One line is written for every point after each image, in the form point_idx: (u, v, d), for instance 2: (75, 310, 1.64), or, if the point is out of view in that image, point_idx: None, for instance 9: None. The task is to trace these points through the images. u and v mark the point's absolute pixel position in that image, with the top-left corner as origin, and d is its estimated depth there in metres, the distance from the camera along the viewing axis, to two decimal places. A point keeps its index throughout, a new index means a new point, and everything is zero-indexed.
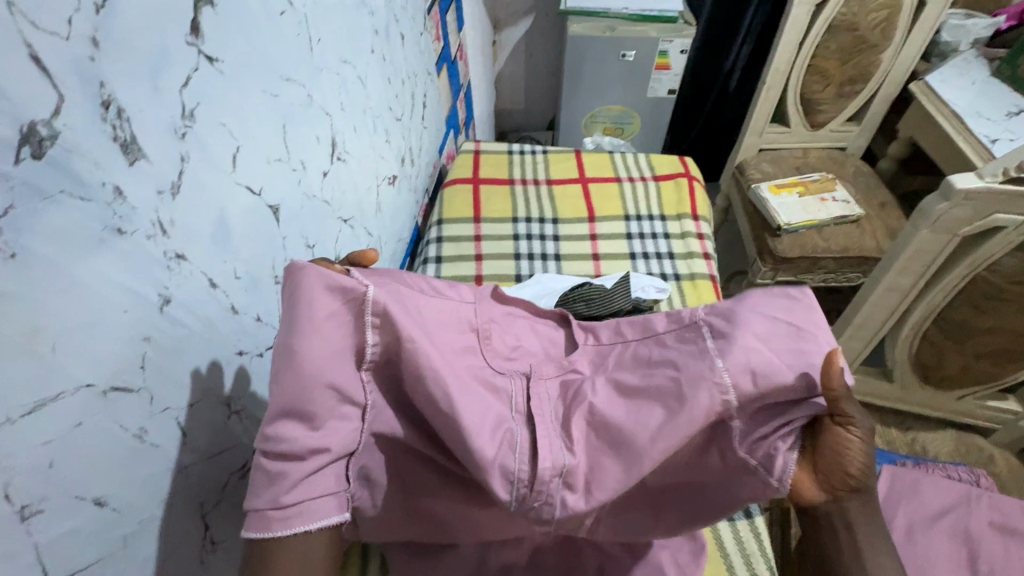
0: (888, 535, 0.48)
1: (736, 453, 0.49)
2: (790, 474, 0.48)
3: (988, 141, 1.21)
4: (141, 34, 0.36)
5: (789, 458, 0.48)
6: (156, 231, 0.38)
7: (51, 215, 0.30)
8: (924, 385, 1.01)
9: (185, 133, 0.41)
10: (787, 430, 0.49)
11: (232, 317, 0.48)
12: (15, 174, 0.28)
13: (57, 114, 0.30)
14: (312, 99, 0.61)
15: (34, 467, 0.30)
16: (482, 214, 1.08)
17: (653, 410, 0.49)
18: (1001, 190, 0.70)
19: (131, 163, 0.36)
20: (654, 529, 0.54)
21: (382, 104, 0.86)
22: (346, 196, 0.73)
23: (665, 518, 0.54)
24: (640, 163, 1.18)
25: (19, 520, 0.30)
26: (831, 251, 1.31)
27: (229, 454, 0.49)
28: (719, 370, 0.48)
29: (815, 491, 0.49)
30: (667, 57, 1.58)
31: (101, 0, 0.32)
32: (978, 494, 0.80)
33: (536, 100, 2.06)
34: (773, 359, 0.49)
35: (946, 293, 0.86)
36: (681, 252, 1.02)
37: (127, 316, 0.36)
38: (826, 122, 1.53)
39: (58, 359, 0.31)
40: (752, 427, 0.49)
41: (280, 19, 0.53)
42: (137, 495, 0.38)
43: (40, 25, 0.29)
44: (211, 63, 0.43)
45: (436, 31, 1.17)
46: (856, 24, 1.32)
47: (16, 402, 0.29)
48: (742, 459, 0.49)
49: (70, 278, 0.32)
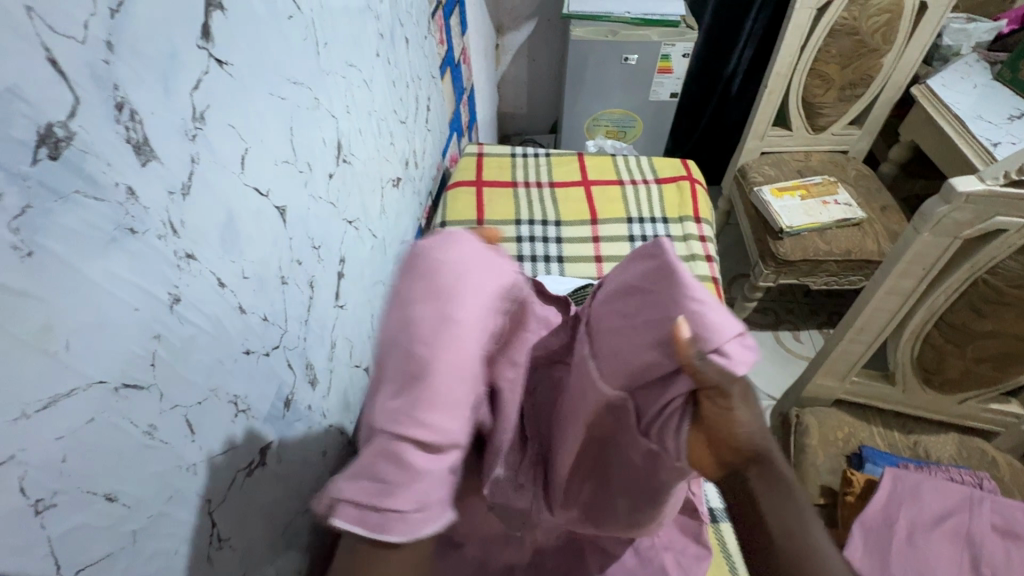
0: (795, 496, 0.46)
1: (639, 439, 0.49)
2: (682, 452, 0.48)
3: (990, 144, 1.21)
4: (154, 38, 0.37)
5: (680, 439, 0.47)
6: (166, 231, 0.39)
7: (66, 214, 0.31)
8: (925, 389, 1.02)
9: (195, 135, 0.41)
10: (672, 416, 0.47)
11: (240, 316, 0.48)
12: (32, 175, 0.29)
13: (73, 116, 0.31)
14: (319, 101, 0.62)
15: (48, 463, 0.31)
16: (484, 216, 1.08)
17: (574, 407, 0.52)
18: (1003, 193, 0.71)
19: (143, 164, 0.36)
20: (612, 507, 0.58)
21: (386, 107, 0.87)
22: (352, 198, 0.74)
23: (618, 499, 0.56)
24: (642, 166, 1.19)
25: (32, 514, 0.30)
26: (833, 254, 1.31)
27: (235, 452, 0.49)
28: (593, 369, 0.50)
29: (708, 458, 0.49)
30: (669, 60, 1.59)
31: (116, 5, 0.33)
32: (980, 497, 0.80)
33: (539, 103, 2.07)
34: (634, 350, 0.47)
35: (948, 296, 0.86)
36: (683, 254, 1.03)
37: (138, 314, 0.37)
38: (828, 126, 1.53)
39: (72, 357, 0.32)
40: (645, 416, 0.49)
41: (288, 23, 0.54)
42: (146, 491, 0.38)
43: (58, 29, 0.30)
44: (221, 67, 0.44)
45: (440, 35, 1.18)
46: (857, 29, 1.32)
47: (31, 397, 0.29)
48: (645, 446, 0.50)
49: (85, 277, 0.32)
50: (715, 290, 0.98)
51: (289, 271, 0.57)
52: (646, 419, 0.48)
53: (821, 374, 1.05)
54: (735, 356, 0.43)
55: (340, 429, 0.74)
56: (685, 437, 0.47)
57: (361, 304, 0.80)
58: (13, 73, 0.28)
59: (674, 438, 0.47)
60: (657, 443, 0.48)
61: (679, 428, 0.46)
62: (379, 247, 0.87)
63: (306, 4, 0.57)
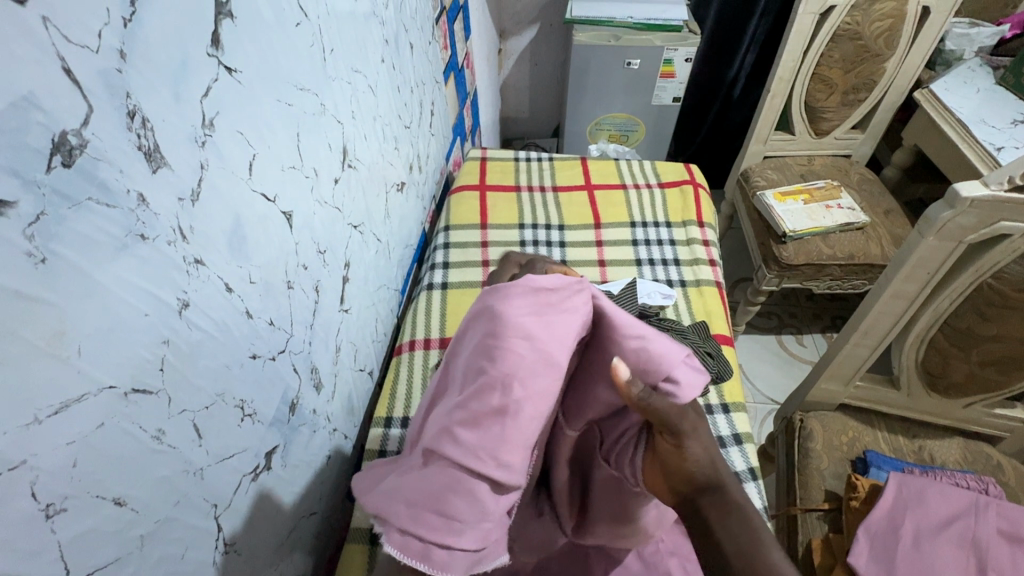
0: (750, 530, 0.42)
1: (604, 469, 0.54)
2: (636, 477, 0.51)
3: (993, 149, 1.21)
4: (165, 47, 0.37)
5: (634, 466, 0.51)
6: (176, 237, 0.39)
7: (79, 220, 0.31)
8: (930, 393, 1.01)
9: (205, 141, 0.42)
10: (626, 445, 0.52)
11: (247, 320, 0.49)
12: (46, 182, 0.29)
13: (86, 124, 0.31)
14: (325, 107, 0.62)
15: (59, 467, 0.31)
16: (488, 221, 1.09)
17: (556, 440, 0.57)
18: (1008, 198, 0.70)
19: (153, 170, 0.37)
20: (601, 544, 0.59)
21: (391, 112, 0.87)
22: (357, 203, 0.74)
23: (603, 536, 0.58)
24: (645, 171, 1.19)
25: (44, 518, 0.30)
26: (837, 258, 1.31)
27: (241, 457, 0.49)
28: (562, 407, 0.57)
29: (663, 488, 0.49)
30: (672, 65, 1.59)
31: (129, 14, 0.34)
32: (986, 502, 0.79)
33: (541, 108, 2.08)
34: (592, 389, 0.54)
35: (952, 300, 0.86)
36: (686, 258, 1.03)
37: (147, 319, 0.37)
38: (831, 129, 1.53)
39: (82, 362, 0.32)
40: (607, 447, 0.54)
41: (295, 30, 0.54)
42: (154, 496, 0.39)
43: (72, 38, 0.30)
44: (230, 74, 0.44)
45: (444, 40, 1.18)
46: (860, 33, 1.33)
47: (42, 402, 0.30)
48: (609, 472, 0.54)
49: (96, 282, 0.33)
50: (719, 295, 0.98)
51: (296, 276, 0.57)
52: (607, 444, 0.54)
53: (825, 378, 1.05)
54: (686, 379, 0.48)
55: (344, 433, 0.74)
56: (638, 464, 0.51)
57: (365, 308, 0.81)
58: (28, 81, 0.28)
59: (630, 465, 0.51)
60: (617, 468, 0.53)
61: (634, 455, 0.51)
62: (383, 252, 0.87)
63: (313, 12, 0.58)
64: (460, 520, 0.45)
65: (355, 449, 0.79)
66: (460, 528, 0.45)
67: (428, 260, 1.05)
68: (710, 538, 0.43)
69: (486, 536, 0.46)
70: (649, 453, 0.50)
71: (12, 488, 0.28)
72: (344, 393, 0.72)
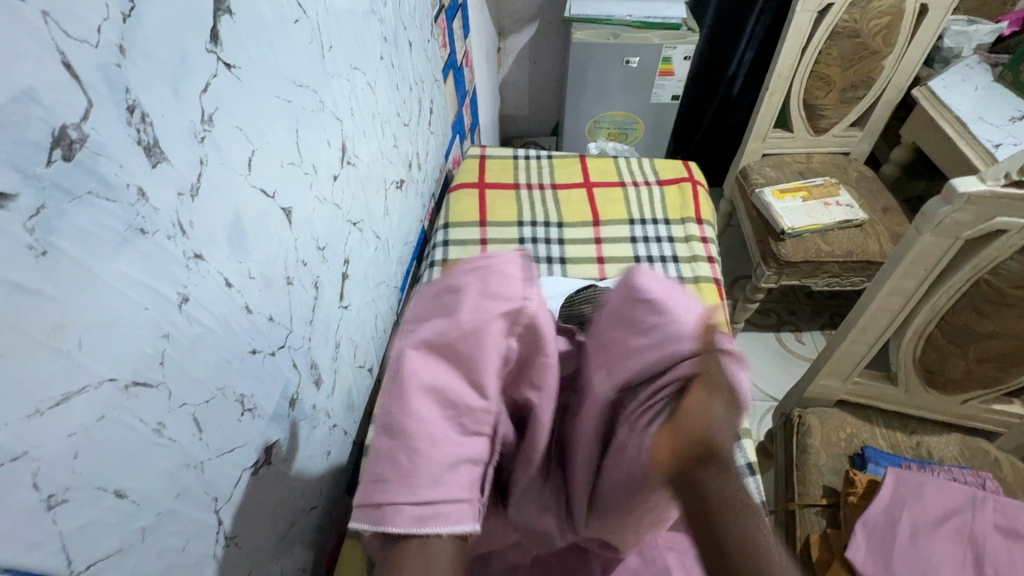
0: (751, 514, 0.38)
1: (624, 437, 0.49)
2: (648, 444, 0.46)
3: (991, 146, 1.21)
4: (165, 43, 0.37)
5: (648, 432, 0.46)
6: (175, 231, 0.39)
7: (79, 214, 0.32)
8: (928, 389, 1.02)
9: (204, 137, 0.42)
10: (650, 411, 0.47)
11: (247, 316, 0.49)
12: (47, 176, 0.29)
13: (86, 118, 0.32)
14: (324, 104, 0.63)
15: (61, 458, 0.31)
16: (487, 218, 1.09)
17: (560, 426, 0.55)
18: (1005, 193, 0.71)
19: (153, 165, 0.37)
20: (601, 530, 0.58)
21: (390, 110, 0.87)
22: (356, 199, 0.75)
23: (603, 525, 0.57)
24: (644, 168, 1.19)
25: (45, 509, 0.31)
26: (836, 255, 1.31)
27: (241, 451, 0.50)
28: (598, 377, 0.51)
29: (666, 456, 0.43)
30: (671, 63, 1.59)
31: (128, 10, 0.34)
32: (983, 498, 0.80)
33: (540, 106, 2.08)
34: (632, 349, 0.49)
35: (950, 296, 0.86)
36: (685, 255, 1.03)
37: (148, 313, 0.37)
38: (829, 127, 1.54)
39: (83, 356, 0.32)
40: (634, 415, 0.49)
41: (294, 27, 0.55)
42: (155, 489, 0.39)
43: (72, 34, 0.30)
44: (229, 70, 0.44)
45: (442, 38, 1.19)
46: (858, 31, 1.33)
47: (44, 394, 0.30)
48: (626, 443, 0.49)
49: (96, 276, 0.33)
50: (718, 291, 0.98)
51: (295, 272, 0.57)
52: (632, 408, 0.49)
53: (824, 375, 1.05)
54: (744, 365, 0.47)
55: (344, 430, 0.75)
56: (654, 431, 0.46)
57: (365, 305, 0.81)
58: (30, 75, 0.28)
59: (643, 433, 0.47)
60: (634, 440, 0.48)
61: (650, 423, 0.47)
62: (383, 249, 0.88)
63: (312, 9, 0.58)
64: (385, 478, 0.43)
65: (355, 445, 0.80)
66: (387, 485, 0.43)
67: (428, 258, 1.05)
68: (713, 521, 0.38)
69: (416, 491, 0.42)
70: (665, 423, 0.45)
71: (14, 479, 0.29)
72: (344, 390, 0.73)
